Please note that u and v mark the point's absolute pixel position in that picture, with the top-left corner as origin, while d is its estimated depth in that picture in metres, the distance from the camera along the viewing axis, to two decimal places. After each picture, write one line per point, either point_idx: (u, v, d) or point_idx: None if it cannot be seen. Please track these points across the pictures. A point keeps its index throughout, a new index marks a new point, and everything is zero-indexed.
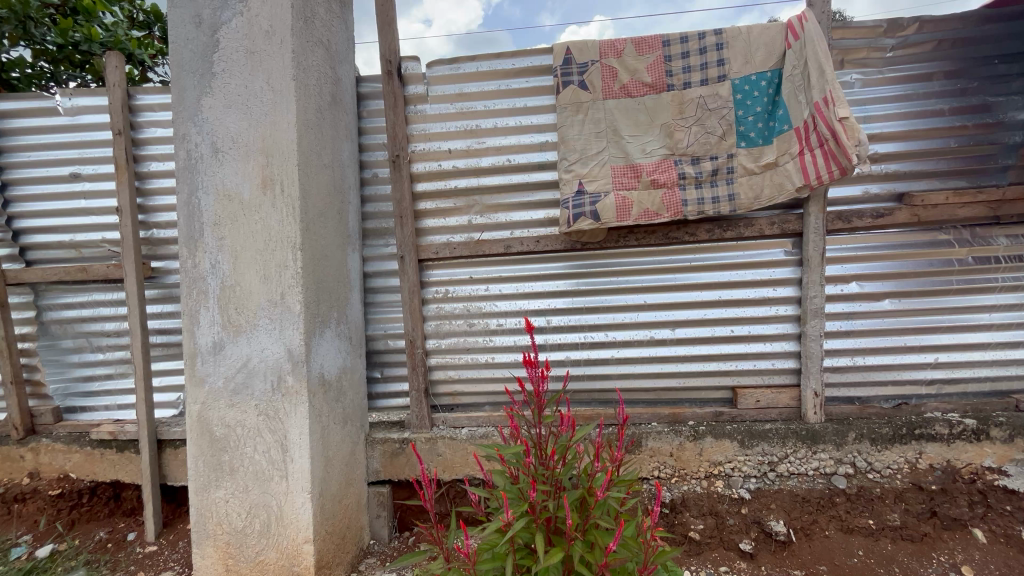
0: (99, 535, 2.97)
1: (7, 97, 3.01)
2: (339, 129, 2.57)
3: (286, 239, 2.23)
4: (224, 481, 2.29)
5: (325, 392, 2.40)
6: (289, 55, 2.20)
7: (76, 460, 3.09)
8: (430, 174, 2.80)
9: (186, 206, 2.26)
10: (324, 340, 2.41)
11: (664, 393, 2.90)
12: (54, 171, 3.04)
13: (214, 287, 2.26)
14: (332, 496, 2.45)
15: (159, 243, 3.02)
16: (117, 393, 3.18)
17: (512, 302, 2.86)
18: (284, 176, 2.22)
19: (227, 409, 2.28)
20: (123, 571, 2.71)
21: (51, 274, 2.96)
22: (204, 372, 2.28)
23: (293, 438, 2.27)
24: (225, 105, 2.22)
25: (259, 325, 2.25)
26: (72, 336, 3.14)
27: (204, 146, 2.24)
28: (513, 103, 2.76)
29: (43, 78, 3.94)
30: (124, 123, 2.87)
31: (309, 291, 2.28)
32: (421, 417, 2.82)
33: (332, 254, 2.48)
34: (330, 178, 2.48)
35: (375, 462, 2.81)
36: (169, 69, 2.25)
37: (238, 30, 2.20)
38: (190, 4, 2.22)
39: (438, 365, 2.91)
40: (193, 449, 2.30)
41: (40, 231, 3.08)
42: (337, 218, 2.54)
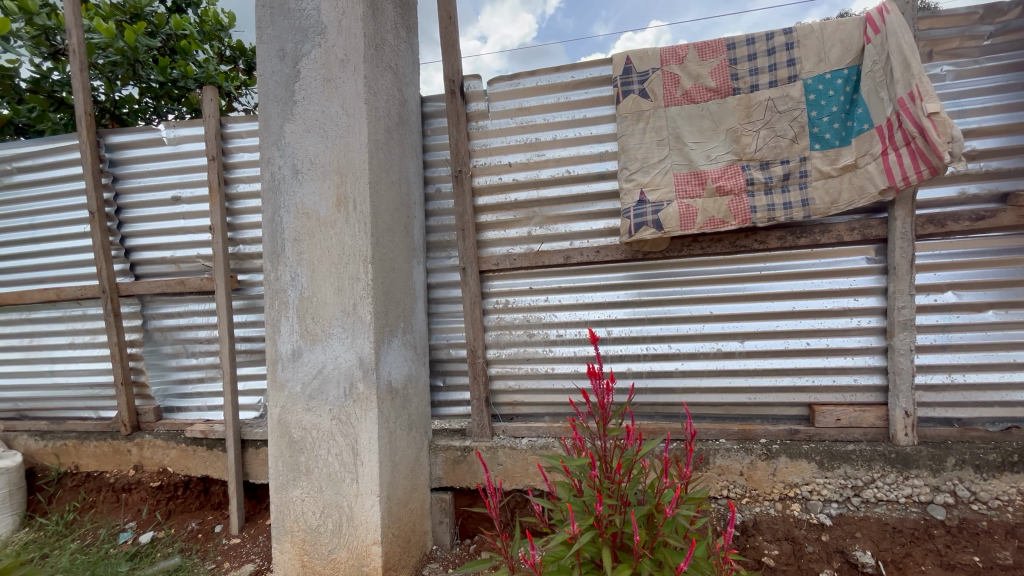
0: (191, 525, 3.24)
1: (124, 131, 3.41)
2: (405, 148, 2.70)
3: (358, 253, 2.36)
4: (300, 481, 2.44)
5: (392, 399, 2.50)
6: (361, 81, 2.35)
7: (173, 456, 3.41)
8: (491, 188, 2.87)
9: (270, 224, 2.46)
10: (392, 348, 2.51)
11: (733, 408, 2.77)
12: (159, 195, 3.41)
13: (294, 298, 2.43)
14: (398, 500, 2.53)
15: (245, 257, 3.29)
16: (208, 395, 3.48)
17: (572, 313, 2.86)
18: (357, 193, 2.36)
19: (304, 413, 2.43)
20: (211, 561, 2.94)
21: (156, 287, 3.32)
22: (284, 377, 2.45)
23: (363, 442, 2.38)
24: (305, 130, 2.40)
25: (333, 334, 2.39)
26: (171, 343, 3.48)
27: (286, 168, 2.43)
28: (571, 115, 2.78)
29: (148, 112, 4.70)
30: (217, 150, 3.18)
31: (379, 302, 2.40)
32: (482, 426, 2.87)
33: (399, 267, 2.60)
34: (398, 195, 2.60)
35: (438, 469, 2.89)
36: (257, 100, 2.47)
37: (317, 61, 2.38)
38: (275, 39, 2.43)
39: (498, 375, 2.94)
40: (274, 449, 2.47)
41: (146, 249, 3.46)
42: (404, 232, 2.65)
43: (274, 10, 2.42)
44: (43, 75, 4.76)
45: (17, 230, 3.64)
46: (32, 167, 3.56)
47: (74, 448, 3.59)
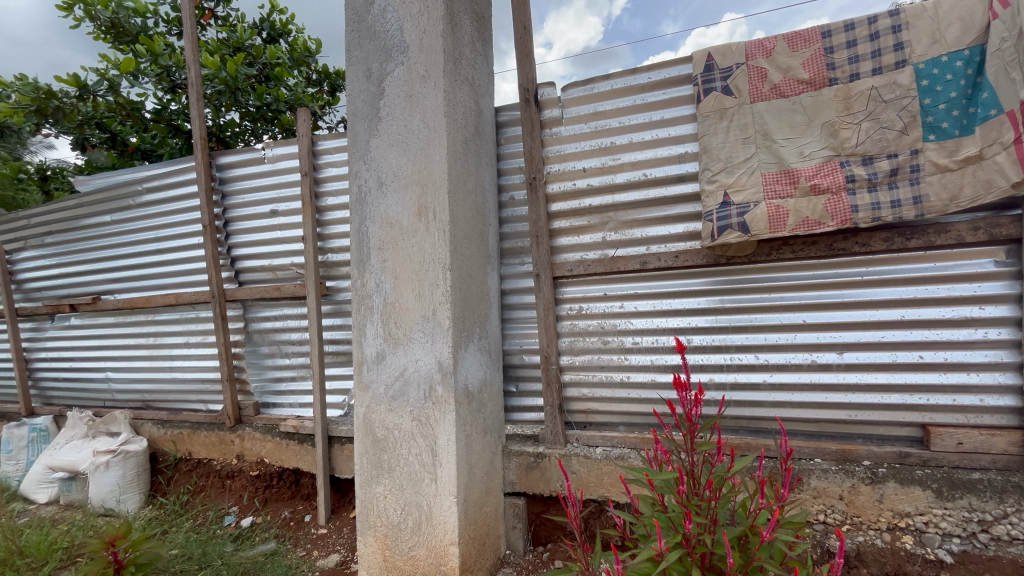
0: (285, 513, 3.51)
1: (230, 152, 3.78)
2: (481, 157, 2.77)
3: (438, 260, 2.44)
4: (383, 478, 2.55)
5: (468, 403, 2.55)
6: (441, 94, 2.44)
7: (269, 448, 3.70)
8: (565, 194, 2.86)
9: (357, 233, 2.61)
10: (468, 353, 2.57)
11: (830, 425, 2.54)
12: (259, 209, 3.75)
13: (378, 303, 2.55)
14: (474, 503, 2.58)
15: (333, 265, 3.52)
16: (299, 393, 3.76)
17: (648, 320, 2.77)
18: (436, 203, 2.45)
19: (386, 413, 2.54)
20: (302, 548, 3.16)
21: (257, 292, 3.64)
22: (369, 379, 2.58)
23: (441, 444, 2.45)
24: (389, 144, 2.54)
25: (414, 338, 2.49)
26: (268, 343, 3.80)
27: (372, 180, 2.57)
28: (648, 117, 2.71)
29: (247, 133, 5.28)
30: (309, 166, 3.43)
31: (456, 308, 2.47)
32: (556, 433, 2.85)
33: (475, 273, 2.66)
34: (474, 203, 2.66)
35: (511, 474, 2.90)
36: (346, 118, 2.64)
37: (400, 78, 2.51)
38: (362, 61, 2.58)
39: (572, 382, 2.91)
40: (359, 447, 2.61)
41: (248, 258, 3.81)
42: (480, 239, 2.71)
43: (362, 33, 2.58)
44: (165, 106, 5.43)
45: (144, 243, 4.15)
46: (157, 186, 4.04)
47: (187, 437, 4.02)
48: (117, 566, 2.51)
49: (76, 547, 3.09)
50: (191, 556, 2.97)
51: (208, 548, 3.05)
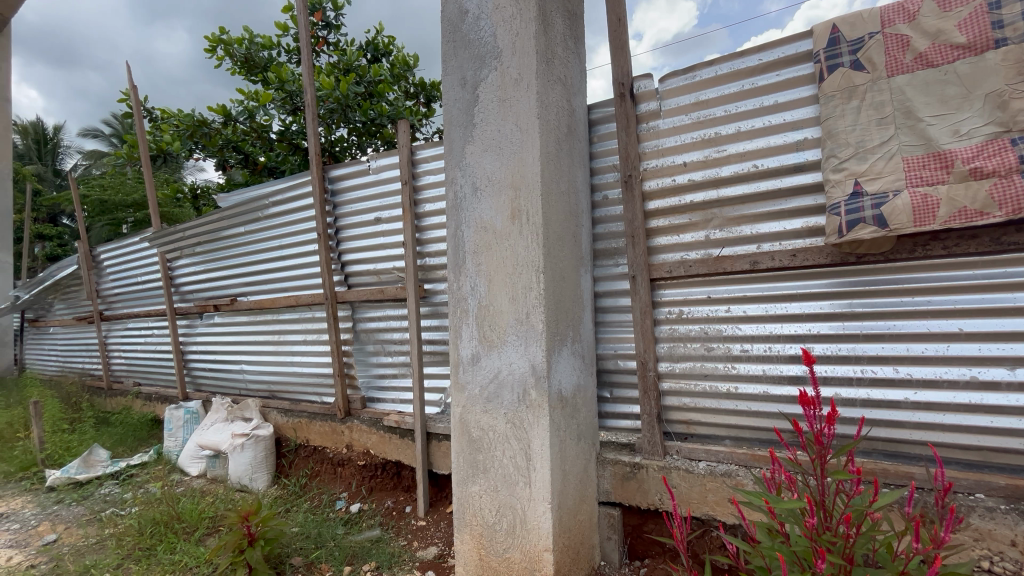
0: (388, 502, 3.73)
1: (341, 165, 4.11)
2: (574, 157, 2.71)
3: (531, 263, 2.42)
4: (478, 478, 2.59)
5: (562, 408, 2.51)
6: (534, 96, 2.43)
7: (374, 440, 3.96)
8: (663, 191, 2.70)
9: (453, 238, 2.68)
10: (562, 357, 2.53)
11: (996, 455, 2.12)
12: (366, 217, 4.03)
13: (473, 306, 2.60)
14: (568, 510, 2.53)
15: (430, 268, 3.68)
16: (400, 390, 3.97)
17: (759, 325, 2.53)
18: (530, 206, 2.43)
19: (481, 414, 2.58)
20: (404, 537, 3.33)
21: (364, 295, 3.93)
22: (465, 379, 2.64)
23: (535, 448, 2.42)
24: (483, 149, 2.57)
25: (508, 340, 2.50)
26: (373, 342, 4.07)
27: (467, 186, 2.63)
28: (760, 102, 2.47)
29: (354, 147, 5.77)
30: (409, 175, 3.62)
31: (550, 311, 2.43)
32: (654, 443, 2.71)
33: (568, 276, 2.60)
34: (567, 204, 2.61)
35: (606, 482, 2.80)
36: (443, 126, 2.73)
37: (494, 83, 2.54)
38: (458, 70, 2.65)
39: (671, 391, 2.74)
40: (456, 446, 2.67)
41: (356, 263, 4.12)
42: (573, 240, 2.66)
43: (457, 43, 2.66)
44: (287, 127, 6.09)
45: (271, 250, 4.67)
46: (280, 200, 4.51)
47: (306, 425, 4.44)
48: (249, 538, 2.85)
49: (219, 517, 3.55)
50: (309, 535, 3.27)
51: (323, 529, 3.34)
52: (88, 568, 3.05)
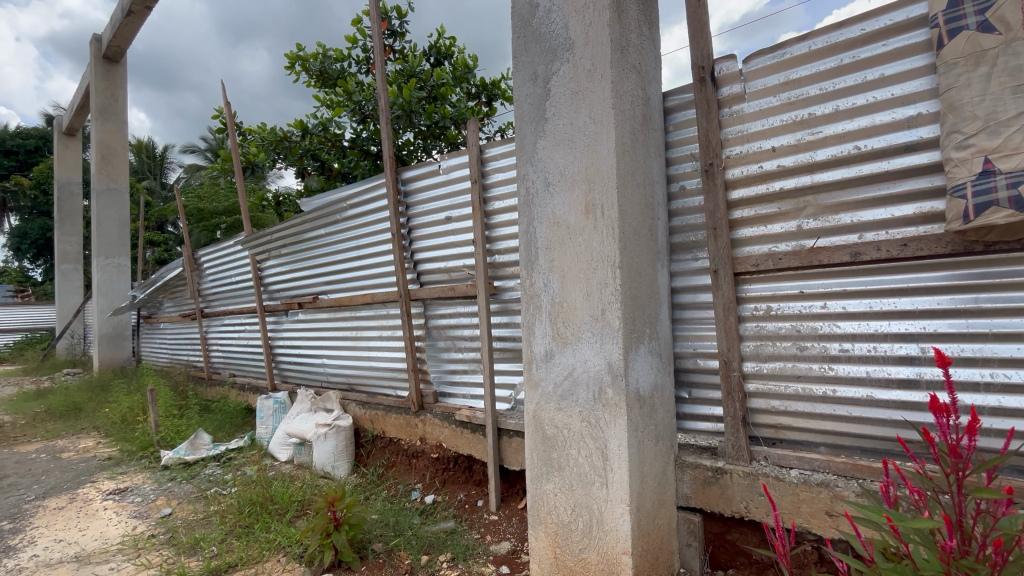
0: (460, 495, 3.81)
1: (413, 167, 4.23)
2: (649, 147, 2.60)
3: (607, 258, 2.36)
4: (553, 476, 2.56)
5: (640, 408, 2.42)
6: (609, 86, 2.35)
7: (446, 434, 4.06)
8: (749, 179, 2.53)
9: (525, 234, 2.67)
10: (639, 356, 2.44)
11: None
12: (437, 216, 4.13)
13: (547, 302, 2.58)
14: (646, 513, 2.44)
15: (500, 266, 3.70)
16: (470, 385, 4.02)
17: (861, 323, 2.31)
18: (605, 199, 2.36)
19: (556, 412, 2.55)
20: (477, 531, 3.38)
21: (436, 292, 4.03)
22: (538, 376, 2.62)
23: (612, 449, 2.36)
24: (556, 144, 2.53)
25: (583, 337, 2.45)
26: (444, 338, 4.17)
27: (539, 182, 2.60)
28: (862, 77, 2.25)
29: (418, 149, 6.15)
30: (478, 173, 3.65)
31: (627, 308, 2.35)
32: (739, 448, 2.55)
33: (645, 271, 2.51)
34: (643, 197, 2.51)
35: (685, 487, 2.68)
36: (514, 123, 2.72)
37: (566, 76, 2.49)
38: (529, 65, 2.63)
39: (758, 393, 2.56)
40: (530, 442, 2.66)
41: (428, 261, 4.24)
42: (649, 234, 2.55)
43: (528, 38, 2.64)
44: (359, 134, 6.40)
45: (348, 251, 4.93)
46: (356, 203, 4.75)
47: (381, 417, 4.64)
48: (336, 523, 3.03)
49: (306, 501, 3.80)
50: (388, 523, 3.41)
51: (400, 517, 3.46)
52: (198, 541, 3.36)
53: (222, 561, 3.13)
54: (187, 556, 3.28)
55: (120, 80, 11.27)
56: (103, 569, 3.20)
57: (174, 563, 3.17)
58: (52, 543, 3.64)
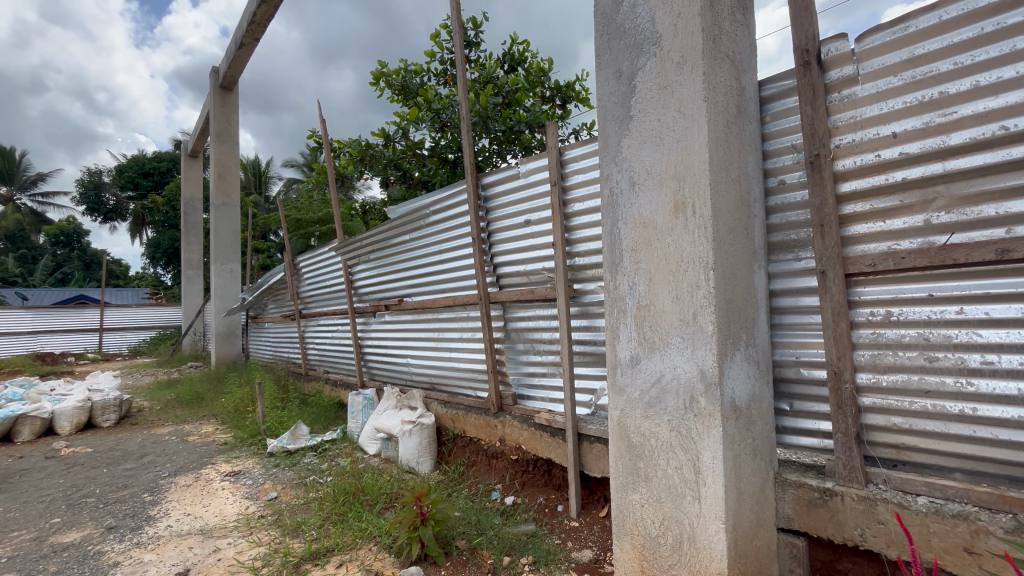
0: (540, 499, 3.80)
1: (493, 172, 4.31)
2: (745, 140, 2.43)
3: (699, 260, 2.23)
4: (639, 486, 2.47)
5: (737, 420, 2.25)
6: (700, 78, 2.22)
7: (526, 436, 4.08)
8: (863, 169, 2.27)
9: (609, 236, 2.60)
10: (735, 363, 2.27)
11: None
12: (516, 219, 4.17)
13: (632, 305, 2.49)
14: (743, 533, 2.27)
15: (579, 268, 3.65)
16: (549, 389, 4.00)
17: (1010, 332, 1.98)
18: (697, 197, 2.24)
19: (642, 419, 2.46)
20: (557, 536, 3.36)
21: (515, 295, 4.07)
22: (623, 382, 2.54)
23: (705, 462, 2.22)
24: (642, 142, 2.45)
25: (672, 343, 2.34)
26: (523, 341, 4.19)
27: (624, 181, 2.53)
28: (1009, 47, 1.94)
29: (493, 154, 6.29)
30: (558, 176, 3.64)
31: (721, 311, 2.21)
32: (852, 468, 2.29)
33: (741, 273, 2.34)
34: (738, 193, 2.35)
35: (787, 507, 2.46)
36: (597, 123, 2.67)
37: (653, 71, 2.40)
38: (613, 62, 2.57)
39: (875, 408, 2.29)
40: (615, 450, 2.59)
41: (507, 265, 4.30)
42: (745, 234, 2.38)
43: (611, 35, 2.58)
44: (438, 142, 6.66)
45: (431, 255, 5.13)
46: (438, 209, 4.93)
47: (462, 417, 4.78)
48: (422, 517, 3.13)
49: (394, 494, 3.98)
50: (470, 521, 3.48)
51: (482, 517, 3.53)
52: (300, 524, 3.65)
53: (321, 545, 3.36)
54: (291, 537, 3.57)
55: (233, 106, 12.64)
56: (222, 542, 3.58)
57: (280, 542, 3.47)
58: (182, 516, 4.13)
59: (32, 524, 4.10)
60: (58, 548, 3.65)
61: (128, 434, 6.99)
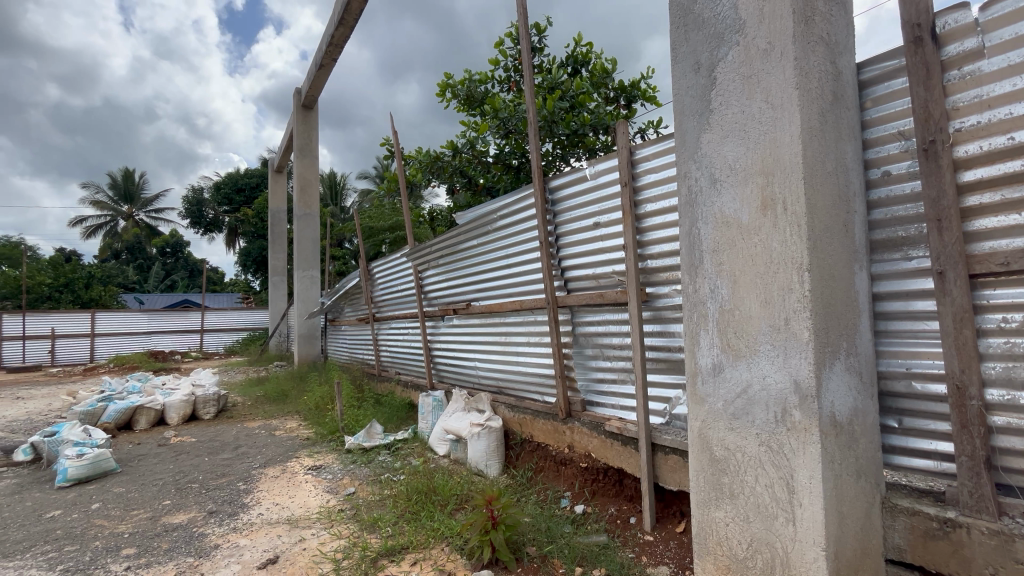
0: (611, 509, 3.69)
1: (560, 175, 4.27)
2: (842, 129, 2.21)
3: (791, 260, 2.06)
4: (724, 503, 2.31)
5: (838, 436, 2.04)
6: (791, 64, 2.06)
7: (596, 444, 3.97)
8: (990, 155, 1.99)
9: (688, 236, 2.48)
10: (835, 374, 2.06)
11: None
12: (585, 222, 4.10)
13: (714, 310, 2.35)
14: (846, 563, 2.05)
15: (651, 271, 3.51)
16: (619, 396, 3.88)
17: None
18: (787, 193, 2.07)
19: (727, 432, 2.30)
20: (631, 549, 3.23)
21: (584, 299, 3.99)
22: (705, 392, 2.39)
23: (800, 481, 2.03)
24: (723, 136, 2.31)
25: (761, 350, 2.17)
26: (592, 346, 4.10)
27: (704, 179, 2.39)
28: None
29: (557, 158, 6.26)
30: (628, 176, 3.53)
31: (819, 316, 2.02)
32: (980, 498, 2.00)
33: (840, 274, 2.13)
34: (836, 187, 2.14)
35: (897, 536, 2.21)
36: (673, 118, 2.55)
37: (735, 61, 2.25)
38: (690, 55, 2.45)
39: (1008, 429, 1.98)
40: (696, 463, 2.44)
41: (575, 269, 4.23)
42: (844, 231, 2.16)
43: (688, 26, 2.45)
44: (503, 149, 6.72)
45: (498, 260, 5.18)
46: (505, 214, 4.96)
47: (530, 421, 4.77)
48: (493, 521, 3.13)
49: (464, 496, 4.04)
50: (541, 529, 3.44)
51: (552, 525, 3.48)
52: (376, 520, 3.79)
53: (396, 541, 3.47)
54: (368, 532, 3.72)
55: (313, 123, 13.57)
56: (307, 533, 3.80)
57: (359, 536, 3.62)
58: (271, 505, 4.43)
59: (148, 505, 4.58)
60: (169, 528, 4.05)
61: (225, 427, 7.65)
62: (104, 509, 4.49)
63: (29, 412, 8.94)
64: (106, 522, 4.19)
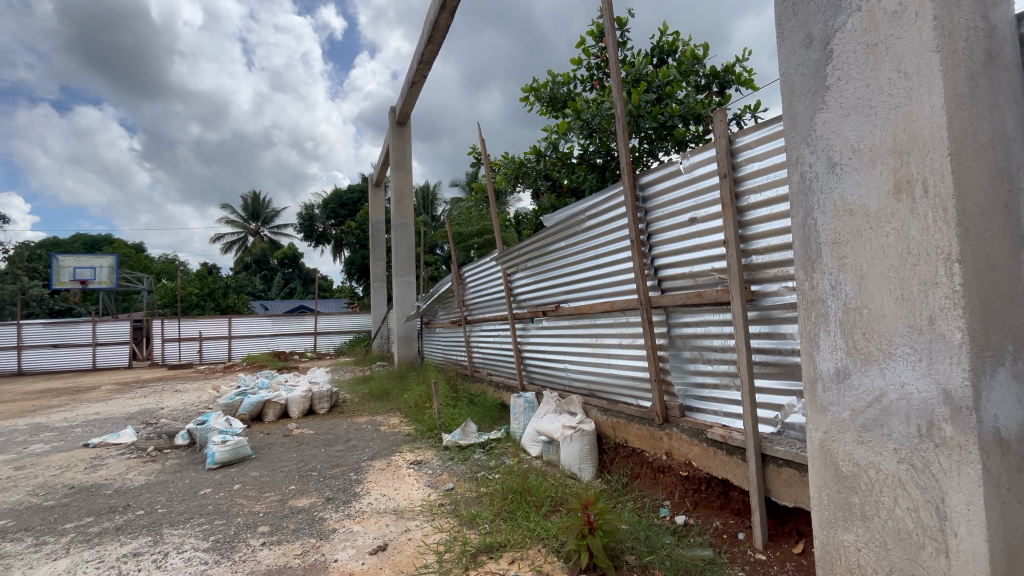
0: (716, 523, 3.45)
1: (651, 171, 4.11)
2: (999, 93, 1.88)
3: (935, 250, 1.79)
4: (853, 525, 2.06)
5: (1003, 455, 1.73)
6: (929, 25, 1.79)
7: (697, 452, 3.76)
8: None
9: (802, 229, 2.25)
10: (997, 382, 1.75)
11: None
12: (679, 218, 3.90)
13: (836, 309, 2.11)
14: None
15: (757, 268, 3.25)
16: (721, 401, 3.63)
17: None
18: (928, 172, 1.80)
19: (856, 445, 2.05)
20: (741, 567, 3.00)
21: (681, 300, 3.80)
22: (827, 400, 2.16)
23: (954, 507, 1.75)
24: (843, 114, 2.07)
25: (897, 354, 1.90)
26: (690, 349, 3.89)
27: (820, 164, 2.16)
28: None
29: (644, 153, 6.07)
30: (727, 167, 3.30)
31: (975, 314, 1.72)
32: None
33: (1001, 264, 1.80)
34: (993, 162, 1.82)
35: None
36: (781, 100, 2.34)
37: (856, 29, 2.01)
38: (800, 29, 2.23)
39: None
40: (817, 478, 2.21)
41: (668, 267, 4.05)
42: (1005, 213, 1.83)
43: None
44: (587, 148, 6.63)
45: (587, 260, 5.12)
46: (593, 213, 4.88)
47: (624, 426, 4.65)
48: (590, 526, 3.08)
49: (559, 498, 4.03)
50: (639, 536, 3.32)
51: (652, 534, 3.35)
52: (475, 516, 3.91)
53: (494, 539, 3.55)
54: (467, 527, 3.85)
55: (407, 138, 14.47)
56: (412, 524, 4.02)
57: (459, 531, 3.76)
58: (379, 495, 4.77)
59: (277, 488, 5.15)
60: (295, 510, 4.51)
61: (337, 421, 8.37)
62: (243, 490, 5.13)
63: (185, 403, 10.50)
64: (245, 502, 4.79)
